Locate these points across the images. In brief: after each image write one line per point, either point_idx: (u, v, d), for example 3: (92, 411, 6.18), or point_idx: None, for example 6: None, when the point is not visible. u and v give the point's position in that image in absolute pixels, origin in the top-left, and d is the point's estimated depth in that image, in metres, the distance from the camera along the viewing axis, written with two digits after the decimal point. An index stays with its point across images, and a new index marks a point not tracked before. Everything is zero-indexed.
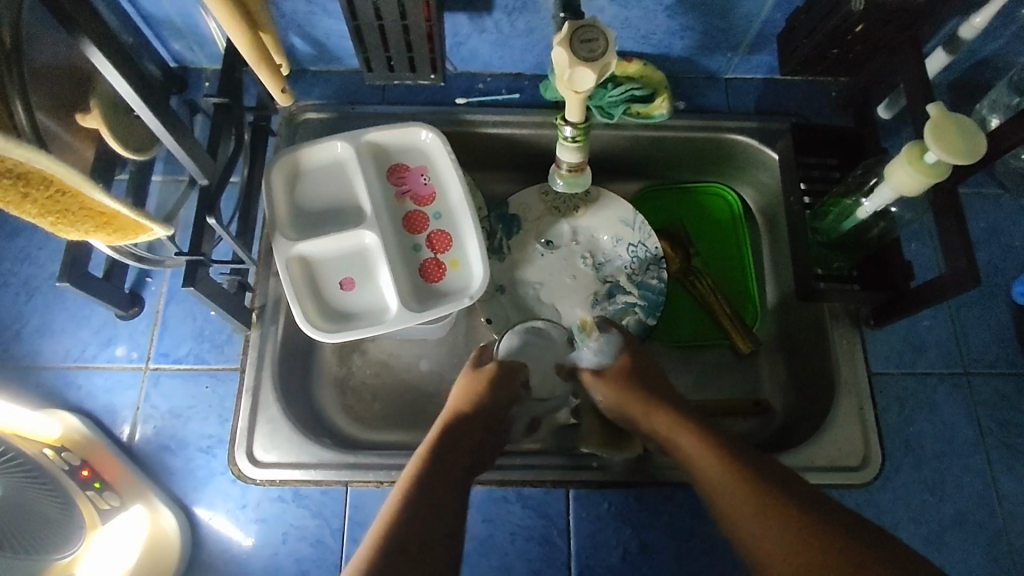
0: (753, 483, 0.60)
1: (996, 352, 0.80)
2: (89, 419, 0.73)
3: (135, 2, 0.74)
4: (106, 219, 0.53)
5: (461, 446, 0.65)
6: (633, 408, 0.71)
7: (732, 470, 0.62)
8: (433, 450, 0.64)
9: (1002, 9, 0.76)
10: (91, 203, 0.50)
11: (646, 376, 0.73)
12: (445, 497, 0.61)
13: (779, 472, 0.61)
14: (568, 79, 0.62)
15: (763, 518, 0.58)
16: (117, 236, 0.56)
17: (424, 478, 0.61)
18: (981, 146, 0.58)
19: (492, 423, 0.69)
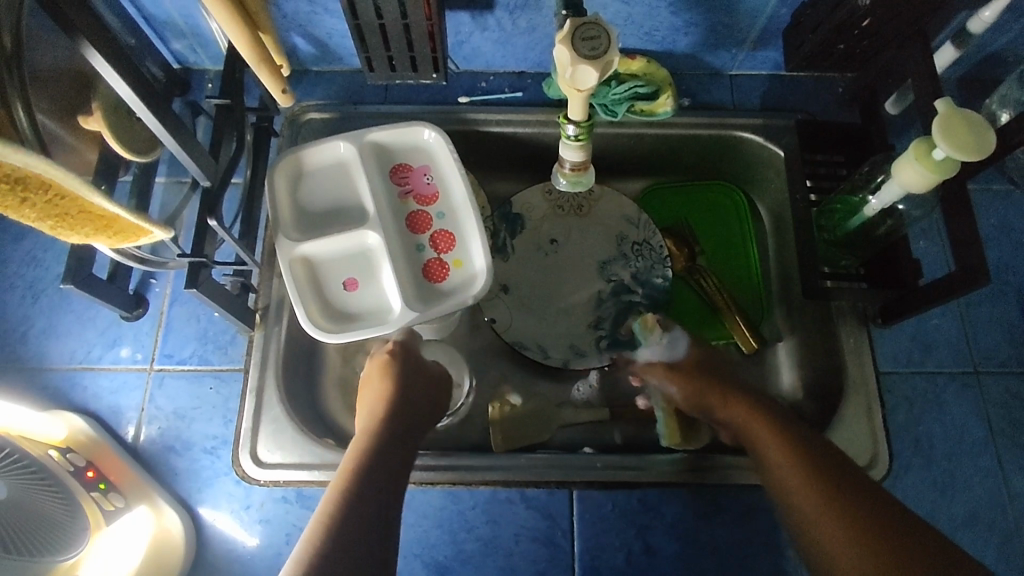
0: (822, 474, 0.60)
1: (1006, 350, 0.79)
2: (94, 420, 0.73)
3: (138, 4, 0.74)
4: (106, 221, 0.53)
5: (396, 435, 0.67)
6: (708, 395, 0.72)
7: (802, 459, 0.62)
8: (372, 440, 0.66)
9: (1013, 2, 0.75)
10: (90, 206, 0.50)
11: (715, 369, 0.74)
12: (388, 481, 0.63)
13: (843, 467, 0.61)
14: (570, 77, 0.62)
15: (824, 508, 0.58)
16: (118, 238, 0.56)
17: (367, 464, 0.63)
18: (990, 141, 0.57)
19: (423, 412, 0.72)
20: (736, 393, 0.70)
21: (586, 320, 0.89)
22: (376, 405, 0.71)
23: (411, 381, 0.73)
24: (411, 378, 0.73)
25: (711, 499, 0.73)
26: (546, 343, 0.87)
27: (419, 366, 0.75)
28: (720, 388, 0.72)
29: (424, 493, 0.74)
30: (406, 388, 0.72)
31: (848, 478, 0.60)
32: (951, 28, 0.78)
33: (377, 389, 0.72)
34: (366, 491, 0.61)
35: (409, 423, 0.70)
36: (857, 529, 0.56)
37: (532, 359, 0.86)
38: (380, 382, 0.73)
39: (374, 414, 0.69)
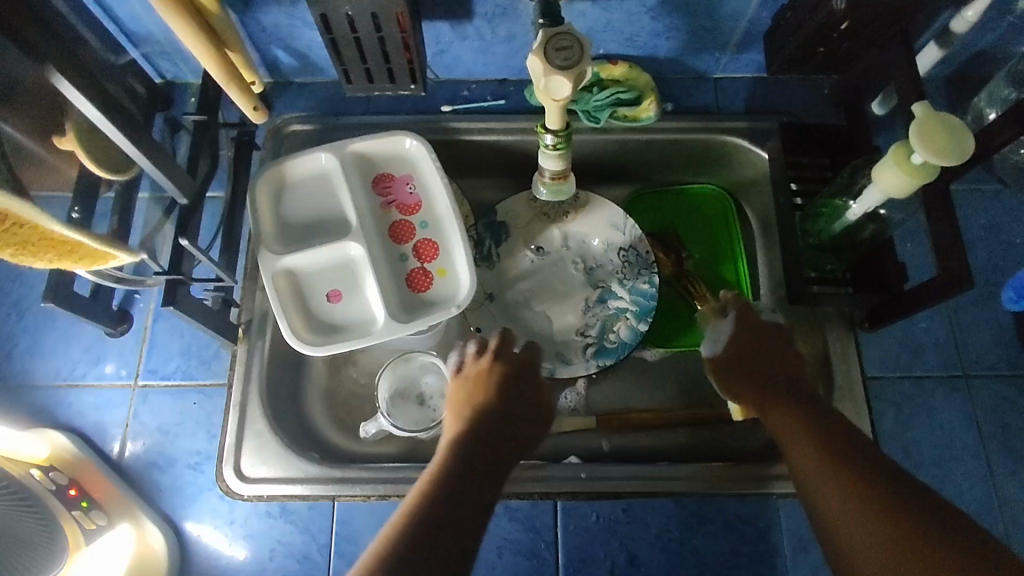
0: (836, 462, 0.60)
1: (996, 352, 0.78)
2: (79, 437, 0.73)
3: (117, 20, 0.74)
4: (69, 246, 0.53)
5: (488, 442, 0.63)
6: (750, 380, 0.70)
7: (817, 448, 0.61)
8: (461, 445, 0.62)
9: (996, 1, 0.74)
10: (50, 233, 0.50)
11: (767, 351, 0.72)
12: (474, 490, 0.58)
13: (857, 451, 0.60)
14: (544, 87, 0.61)
15: (835, 496, 0.58)
16: (85, 263, 0.56)
17: (450, 472, 0.59)
18: (969, 144, 0.57)
19: (523, 409, 0.67)
20: (768, 377, 0.69)
21: (573, 328, 0.88)
22: (471, 396, 0.67)
23: (507, 386, 0.68)
24: (508, 383, 0.68)
25: (696, 509, 0.73)
26: None
27: (517, 369, 0.70)
28: (757, 375, 0.70)
29: None
30: (502, 396, 0.67)
31: (860, 464, 0.59)
32: (934, 28, 0.77)
33: (469, 394, 0.68)
34: (451, 500, 0.56)
35: (505, 430, 0.64)
36: (868, 517, 0.56)
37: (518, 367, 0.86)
38: (474, 388, 0.68)
39: (465, 418, 0.65)
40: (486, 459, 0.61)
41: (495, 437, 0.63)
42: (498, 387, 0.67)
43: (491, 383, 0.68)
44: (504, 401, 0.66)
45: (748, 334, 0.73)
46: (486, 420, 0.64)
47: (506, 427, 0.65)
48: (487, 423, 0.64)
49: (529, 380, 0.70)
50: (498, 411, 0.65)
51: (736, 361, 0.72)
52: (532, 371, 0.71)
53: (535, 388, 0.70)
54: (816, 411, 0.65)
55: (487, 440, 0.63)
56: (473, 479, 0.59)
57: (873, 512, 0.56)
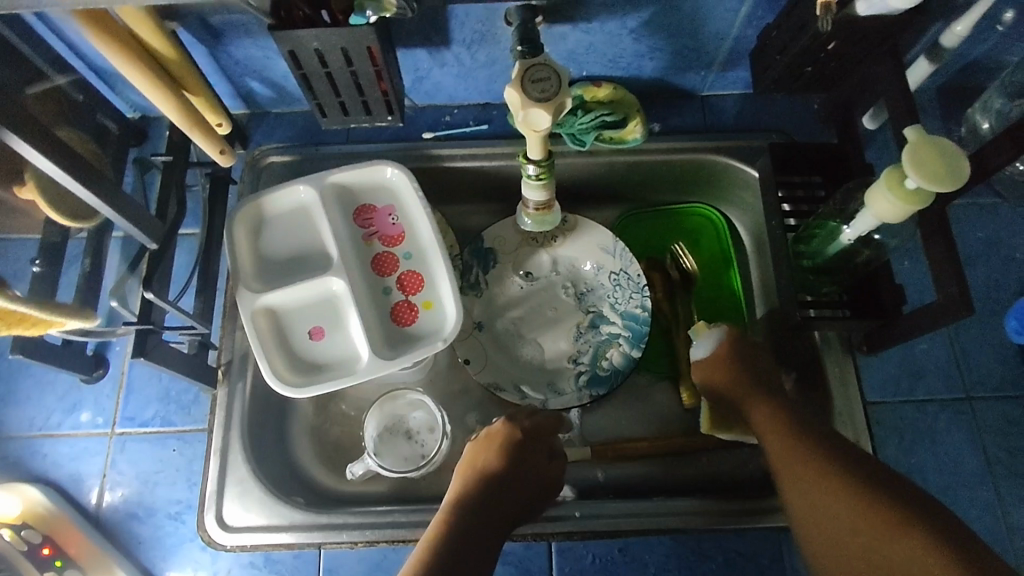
0: (834, 483, 0.58)
1: (1000, 374, 0.75)
2: (55, 490, 0.71)
3: (84, 57, 0.71)
4: (18, 318, 0.53)
5: (488, 509, 0.62)
6: (732, 394, 0.69)
7: (810, 468, 0.60)
8: (459, 510, 0.61)
9: (987, 12, 0.72)
10: None
11: (750, 364, 0.69)
12: (469, 562, 0.57)
13: (855, 471, 0.58)
14: (523, 120, 0.59)
15: (836, 518, 0.57)
16: (41, 327, 0.56)
17: (446, 541, 0.58)
18: (964, 171, 0.55)
19: (535, 473, 0.65)
20: (748, 395, 0.68)
21: (565, 355, 0.86)
22: (484, 456, 0.65)
23: (518, 447, 0.65)
24: (520, 446, 0.65)
25: (696, 547, 0.70)
26: (524, 381, 0.85)
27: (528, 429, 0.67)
28: (739, 392, 0.69)
29: (399, 552, 0.71)
30: (511, 460, 0.64)
31: (863, 484, 0.57)
32: (924, 42, 0.75)
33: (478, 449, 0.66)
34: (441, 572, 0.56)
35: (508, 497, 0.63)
36: (873, 541, 0.54)
37: (509, 400, 0.83)
38: (485, 444, 0.66)
39: (469, 478, 0.64)
40: (483, 528, 0.60)
41: (496, 503, 0.62)
42: (509, 448, 0.65)
43: (503, 443, 0.65)
44: (514, 463, 0.64)
45: (732, 348, 0.71)
46: (492, 485, 0.63)
47: (511, 491, 0.63)
48: (492, 488, 0.63)
49: (542, 440, 0.67)
50: (505, 475, 0.63)
51: (720, 375, 0.70)
52: (542, 430, 0.68)
53: (546, 450, 0.67)
54: (812, 429, 0.63)
55: (488, 505, 0.62)
56: (469, 550, 0.58)
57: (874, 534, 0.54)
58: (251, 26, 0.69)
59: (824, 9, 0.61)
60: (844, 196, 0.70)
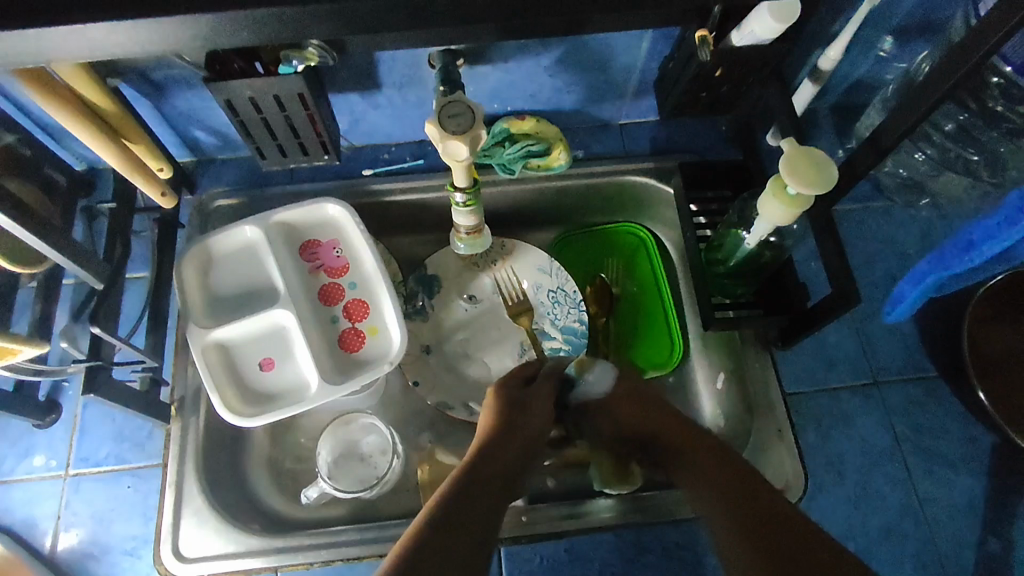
0: (746, 498, 0.62)
1: (902, 359, 0.83)
2: (9, 534, 0.72)
3: (32, 114, 0.76)
4: None
5: (490, 474, 0.64)
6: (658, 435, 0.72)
7: (727, 483, 0.64)
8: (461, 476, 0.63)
9: (857, 38, 0.82)
10: None
11: (647, 399, 0.74)
12: (470, 522, 0.58)
13: (767, 487, 0.63)
14: (443, 152, 0.66)
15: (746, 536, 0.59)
16: None
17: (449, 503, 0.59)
18: (833, 176, 0.62)
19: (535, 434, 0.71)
20: (666, 429, 0.72)
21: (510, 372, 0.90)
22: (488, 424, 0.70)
23: (512, 412, 0.71)
24: (516, 412, 0.71)
25: (636, 541, 0.74)
26: (472, 399, 0.89)
27: (523, 398, 0.73)
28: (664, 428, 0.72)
29: (354, 569, 0.73)
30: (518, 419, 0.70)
31: (770, 501, 0.61)
32: (808, 66, 0.85)
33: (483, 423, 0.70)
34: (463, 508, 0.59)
35: (517, 449, 0.68)
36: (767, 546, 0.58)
37: (459, 417, 0.87)
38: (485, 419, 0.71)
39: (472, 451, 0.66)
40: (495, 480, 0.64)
41: (505, 456, 0.66)
42: (505, 413, 0.70)
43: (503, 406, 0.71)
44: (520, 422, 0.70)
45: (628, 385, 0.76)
46: (494, 450, 0.66)
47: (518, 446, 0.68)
48: (492, 453, 0.66)
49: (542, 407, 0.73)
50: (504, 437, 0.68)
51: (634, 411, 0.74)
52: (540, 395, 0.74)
53: (543, 416, 0.72)
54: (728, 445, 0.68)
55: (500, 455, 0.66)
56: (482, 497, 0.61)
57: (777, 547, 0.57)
58: (192, 78, 0.74)
59: (700, 41, 0.71)
60: (744, 204, 0.76)
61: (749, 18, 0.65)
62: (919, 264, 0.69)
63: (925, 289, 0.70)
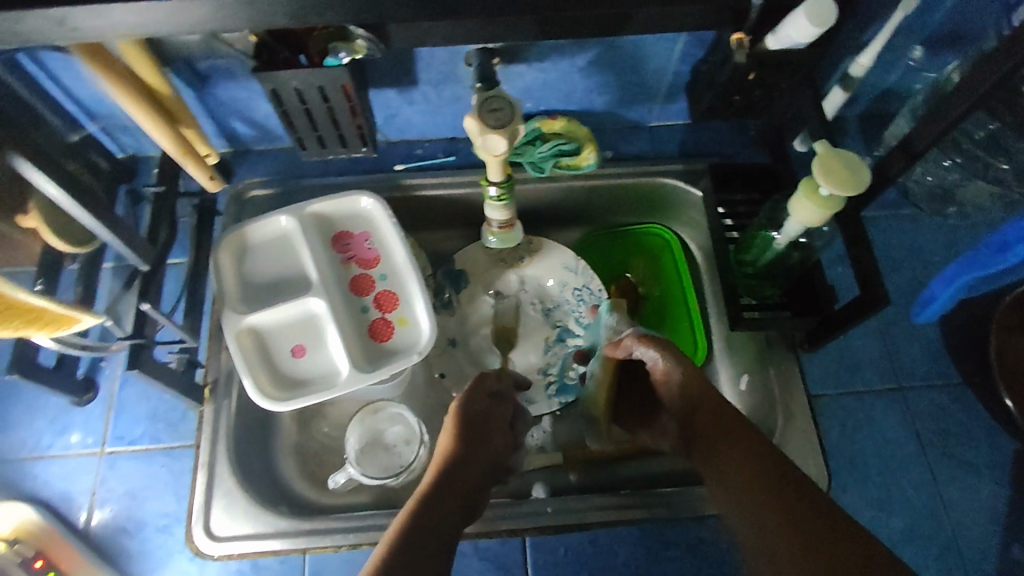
0: (771, 493, 0.60)
1: (927, 365, 0.83)
2: (46, 507, 0.74)
3: (79, 102, 0.78)
4: (34, 314, 0.56)
5: (449, 496, 0.63)
6: (691, 412, 0.69)
7: (745, 480, 0.62)
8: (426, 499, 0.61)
9: (888, 46, 0.83)
10: (16, 301, 0.54)
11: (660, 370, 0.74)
12: (438, 528, 0.59)
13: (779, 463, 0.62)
14: (482, 145, 0.67)
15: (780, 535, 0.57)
16: (51, 328, 0.60)
17: (411, 529, 0.58)
18: (865, 176, 0.63)
19: (496, 431, 0.71)
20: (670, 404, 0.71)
21: (535, 367, 0.91)
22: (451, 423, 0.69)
23: (472, 424, 0.69)
24: (476, 424, 0.69)
25: (660, 536, 0.75)
26: None
27: (481, 409, 0.71)
28: (704, 407, 0.68)
29: None
30: (477, 422, 0.69)
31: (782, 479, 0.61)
32: (838, 73, 0.86)
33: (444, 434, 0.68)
34: (426, 524, 0.59)
35: (482, 450, 0.68)
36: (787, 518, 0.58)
37: None
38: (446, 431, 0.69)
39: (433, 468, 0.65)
40: (461, 486, 0.64)
41: (470, 461, 0.66)
42: (470, 413, 0.70)
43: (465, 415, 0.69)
44: (480, 425, 0.69)
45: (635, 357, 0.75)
46: (455, 466, 0.65)
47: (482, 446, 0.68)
48: (453, 470, 0.64)
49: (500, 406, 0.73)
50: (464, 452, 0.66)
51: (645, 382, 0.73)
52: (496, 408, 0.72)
53: (501, 431, 0.71)
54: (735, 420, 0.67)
55: (467, 458, 0.66)
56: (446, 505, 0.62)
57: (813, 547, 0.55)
58: (236, 70, 0.76)
59: (736, 43, 0.72)
60: (773, 207, 0.77)
61: (785, 23, 0.66)
62: (952, 265, 0.72)
63: (957, 289, 0.73)
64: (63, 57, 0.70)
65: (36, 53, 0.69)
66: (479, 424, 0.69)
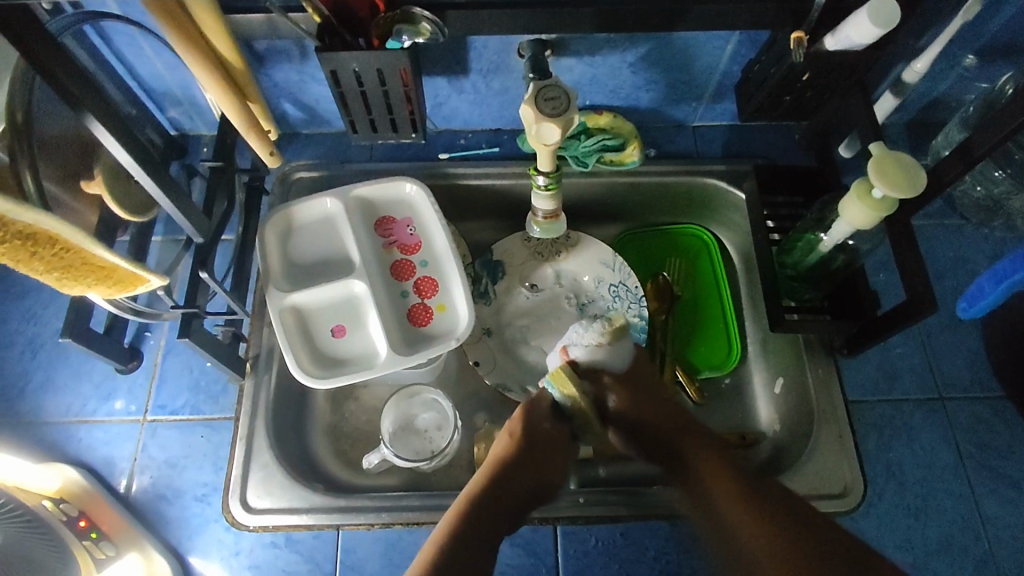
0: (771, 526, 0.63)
1: (969, 376, 0.82)
2: (89, 471, 0.77)
3: (139, 78, 0.80)
4: (107, 271, 0.58)
5: (489, 514, 0.66)
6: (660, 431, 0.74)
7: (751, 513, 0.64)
8: (466, 513, 0.66)
9: (944, 53, 0.82)
10: (93, 258, 0.56)
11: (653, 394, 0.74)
12: (476, 545, 0.64)
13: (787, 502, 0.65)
14: (535, 133, 0.69)
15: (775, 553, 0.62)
16: (118, 288, 0.61)
17: (448, 545, 0.63)
18: (922, 179, 0.63)
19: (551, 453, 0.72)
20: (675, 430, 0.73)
21: None
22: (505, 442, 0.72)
23: (527, 450, 0.71)
24: (530, 445, 0.71)
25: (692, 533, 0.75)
26: (530, 382, 0.90)
27: (540, 430, 0.73)
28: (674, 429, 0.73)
29: (411, 533, 0.75)
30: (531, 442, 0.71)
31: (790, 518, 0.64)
32: (890, 78, 0.85)
33: (499, 448, 0.72)
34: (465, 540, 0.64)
35: (531, 471, 0.70)
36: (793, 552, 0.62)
37: (516, 400, 0.88)
38: (503, 443, 0.72)
39: (475, 487, 0.69)
40: (504, 506, 0.68)
41: (516, 482, 0.69)
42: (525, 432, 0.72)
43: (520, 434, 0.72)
44: (535, 446, 0.71)
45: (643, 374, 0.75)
46: (498, 484, 0.68)
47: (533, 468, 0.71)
48: (496, 488, 0.68)
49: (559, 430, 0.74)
50: (512, 471, 0.69)
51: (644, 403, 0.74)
52: (555, 429, 0.74)
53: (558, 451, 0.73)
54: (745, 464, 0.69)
55: (514, 477, 0.69)
56: (488, 525, 0.66)
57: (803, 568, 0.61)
58: (293, 52, 0.78)
59: (795, 42, 0.71)
60: (821, 209, 0.77)
61: (847, 23, 0.67)
62: (1004, 262, 0.70)
63: (1008, 287, 0.70)
64: (130, 30, 0.72)
65: (102, 24, 0.71)
66: (534, 444, 0.71)
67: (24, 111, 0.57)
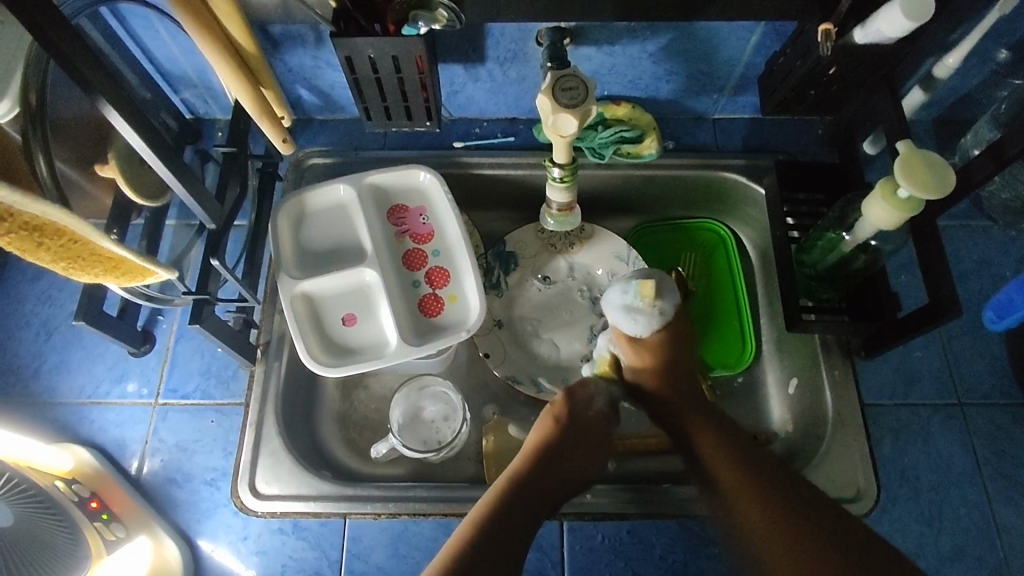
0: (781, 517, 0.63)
1: (990, 382, 0.80)
2: (101, 452, 0.77)
3: (154, 60, 0.79)
4: (114, 262, 0.58)
5: (529, 498, 0.67)
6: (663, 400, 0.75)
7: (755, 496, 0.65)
8: (497, 502, 0.66)
9: (978, 48, 0.79)
10: (100, 249, 0.56)
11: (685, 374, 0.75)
12: (515, 526, 0.65)
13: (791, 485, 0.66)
14: (552, 124, 0.67)
15: (766, 533, 0.63)
16: (126, 278, 0.62)
17: (486, 527, 0.64)
18: (950, 180, 0.61)
19: (592, 438, 0.73)
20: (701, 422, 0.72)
21: (579, 355, 0.91)
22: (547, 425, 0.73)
23: (567, 435, 0.72)
24: (572, 432, 0.72)
25: (700, 533, 0.75)
26: (541, 375, 0.89)
27: (583, 418, 0.73)
28: (682, 402, 0.74)
29: (417, 524, 0.75)
30: (570, 429, 0.72)
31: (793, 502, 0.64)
32: (920, 73, 0.83)
33: (538, 435, 0.72)
34: (505, 519, 0.65)
35: (573, 456, 0.71)
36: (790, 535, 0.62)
37: (525, 392, 0.88)
38: (540, 433, 0.72)
39: (518, 465, 0.70)
40: (544, 490, 0.68)
41: (557, 467, 0.70)
42: (566, 419, 0.73)
43: (562, 423, 0.72)
44: (575, 432, 0.72)
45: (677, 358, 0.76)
46: (535, 472, 0.69)
47: (572, 454, 0.71)
48: (531, 479, 0.68)
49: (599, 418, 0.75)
50: (555, 457, 0.70)
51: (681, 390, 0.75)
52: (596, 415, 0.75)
53: (597, 441, 0.73)
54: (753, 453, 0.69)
55: (556, 463, 0.70)
56: (530, 507, 0.67)
57: (808, 561, 0.61)
58: (308, 36, 0.77)
59: (823, 34, 0.68)
60: (842, 208, 0.75)
61: (877, 15, 0.65)
62: None
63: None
64: (144, 12, 0.71)
65: (118, 7, 0.70)
66: (573, 429, 0.72)
67: (39, 94, 0.58)
